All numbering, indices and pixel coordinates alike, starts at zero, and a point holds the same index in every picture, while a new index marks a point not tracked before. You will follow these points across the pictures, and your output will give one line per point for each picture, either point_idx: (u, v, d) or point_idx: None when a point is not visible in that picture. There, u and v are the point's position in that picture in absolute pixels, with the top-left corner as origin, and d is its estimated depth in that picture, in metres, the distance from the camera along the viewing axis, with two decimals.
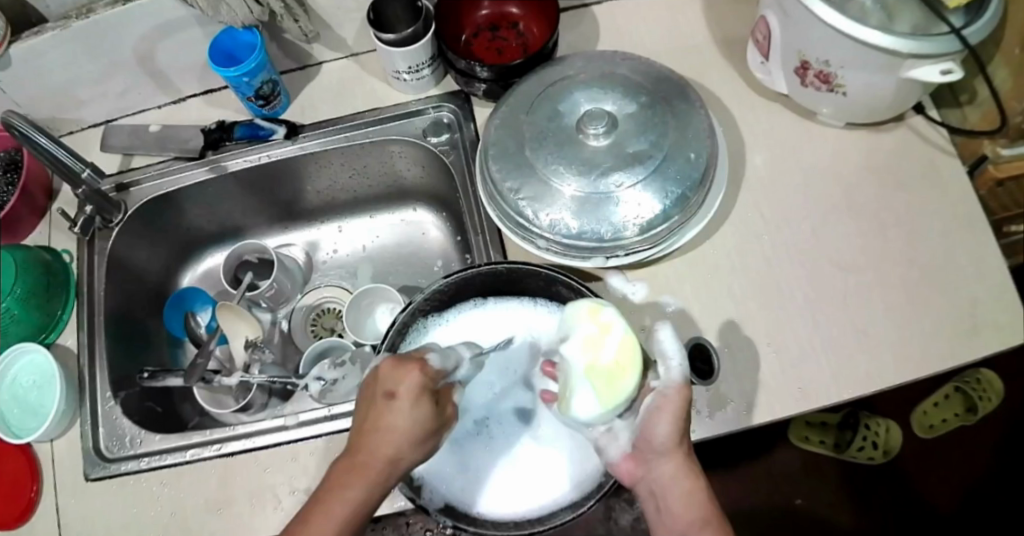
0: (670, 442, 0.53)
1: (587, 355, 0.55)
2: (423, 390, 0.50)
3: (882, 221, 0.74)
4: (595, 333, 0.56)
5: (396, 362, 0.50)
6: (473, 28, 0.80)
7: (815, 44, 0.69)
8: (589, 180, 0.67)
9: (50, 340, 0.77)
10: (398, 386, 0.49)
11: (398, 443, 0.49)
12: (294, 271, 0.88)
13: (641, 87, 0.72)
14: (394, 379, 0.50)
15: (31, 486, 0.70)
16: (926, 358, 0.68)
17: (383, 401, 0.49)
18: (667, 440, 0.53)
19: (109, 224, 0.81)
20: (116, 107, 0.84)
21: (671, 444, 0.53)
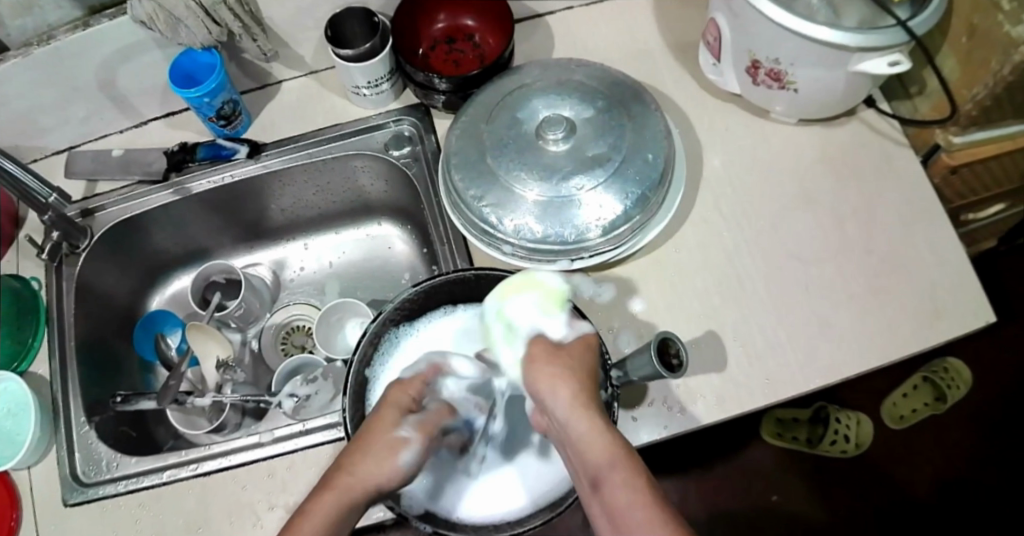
0: (548, 381, 0.54)
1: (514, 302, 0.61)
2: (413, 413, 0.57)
3: (839, 213, 0.75)
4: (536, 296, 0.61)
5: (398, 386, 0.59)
6: (430, 41, 0.81)
7: (765, 43, 0.70)
8: (550, 185, 0.68)
9: (23, 368, 0.77)
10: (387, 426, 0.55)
11: (383, 457, 0.53)
12: (262, 290, 0.88)
13: (598, 91, 0.73)
14: (387, 417, 0.55)
15: (11, 514, 0.70)
16: (887, 346, 0.69)
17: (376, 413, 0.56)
18: (545, 383, 0.54)
19: (76, 250, 0.80)
20: (79, 133, 0.84)
21: (556, 388, 0.54)
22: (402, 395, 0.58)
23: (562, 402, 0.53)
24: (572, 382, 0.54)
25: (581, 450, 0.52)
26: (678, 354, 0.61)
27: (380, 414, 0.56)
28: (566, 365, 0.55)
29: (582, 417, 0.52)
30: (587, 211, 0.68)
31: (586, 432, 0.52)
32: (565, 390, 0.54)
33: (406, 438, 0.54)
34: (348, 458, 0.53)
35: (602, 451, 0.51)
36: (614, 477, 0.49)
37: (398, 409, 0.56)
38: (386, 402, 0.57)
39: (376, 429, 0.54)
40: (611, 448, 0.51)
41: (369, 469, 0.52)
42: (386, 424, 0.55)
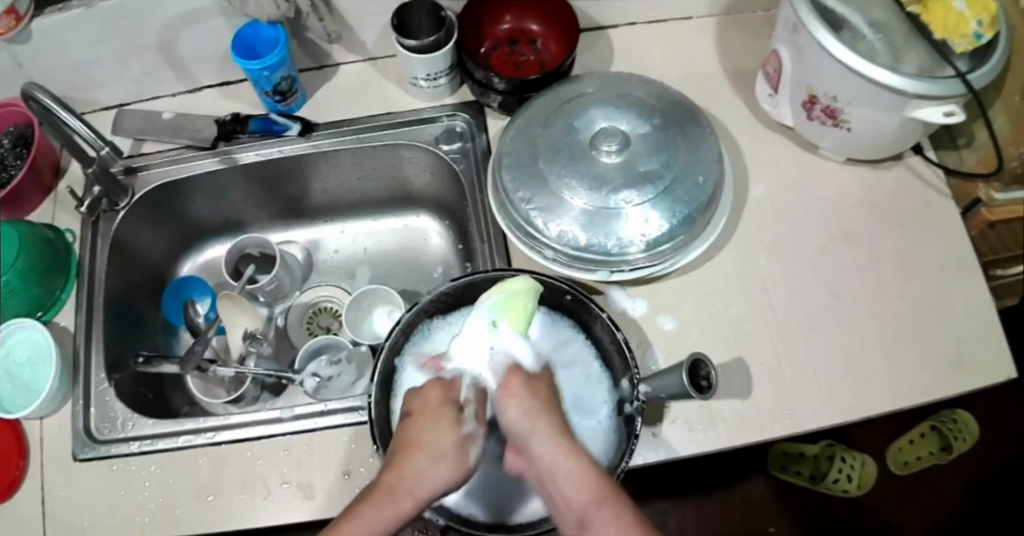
0: (528, 418, 0.53)
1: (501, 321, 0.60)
2: (445, 405, 0.56)
3: (878, 255, 0.76)
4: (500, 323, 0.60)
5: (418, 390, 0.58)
6: (493, 40, 0.82)
7: (824, 80, 0.71)
8: (599, 195, 0.68)
9: (47, 318, 0.77)
10: (442, 430, 0.54)
11: (422, 461, 0.51)
12: (294, 268, 0.89)
13: (655, 109, 0.73)
14: (441, 418, 0.54)
15: (16, 463, 0.70)
16: (915, 391, 0.69)
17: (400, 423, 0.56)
18: (523, 421, 0.53)
19: (114, 207, 0.81)
20: (132, 91, 0.85)
21: (530, 419, 0.53)
22: (447, 391, 0.56)
23: (545, 443, 0.51)
24: (550, 417, 0.53)
25: (568, 490, 0.49)
26: (709, 376, 0.61)
27: (430, 410, 0.55)
28: (539, 394, 0.55)
29: (566, 454, 0.50)
30: (631, 225, 0.68)
31: (573, 469, 0.50)
32: (545, 428, 0.52)
33: (467, 438, 0.54)
34: (404, 467, 0.51)
35: (589, 488, 0.48)
36: (604, 513, 0.47)
37: (451, 408, 0.55)
38: (435, 399, 0.56)
39: (434, 432, 0.53)
40: (598, 485, 0.49)
41: (428, 476, 0.51)
42: (447, 427, 0.54)
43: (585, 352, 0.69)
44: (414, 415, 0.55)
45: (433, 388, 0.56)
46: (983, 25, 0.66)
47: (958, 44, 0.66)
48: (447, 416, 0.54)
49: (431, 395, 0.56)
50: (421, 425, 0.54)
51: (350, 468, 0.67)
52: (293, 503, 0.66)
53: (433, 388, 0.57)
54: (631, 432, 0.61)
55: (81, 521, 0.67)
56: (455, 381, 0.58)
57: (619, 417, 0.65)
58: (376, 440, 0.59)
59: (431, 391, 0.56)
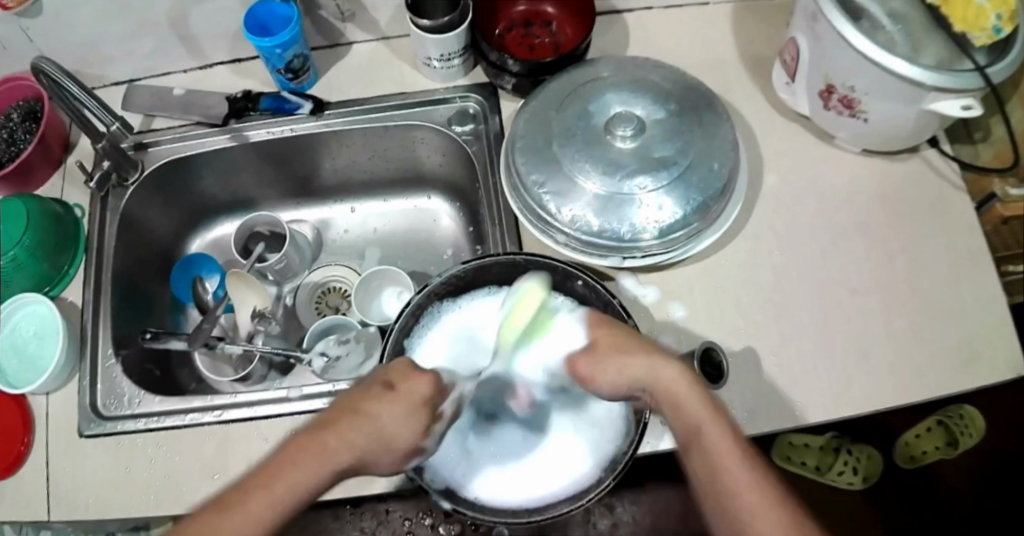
0: (620, 350, 0.50)
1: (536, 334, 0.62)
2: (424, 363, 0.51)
3: (891, 247, 0.75)
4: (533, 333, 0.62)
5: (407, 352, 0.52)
6: (508, 22, 0.81)
7: (842, 70, 0.70)
8: (613, 180, 0.68)
9: (54, 294, 0.77)
10: (410, 429, 0.46)
11: (392, 405, 0.46)
12: (304, 248, 0.88)
13: (670, 94, 0.72)
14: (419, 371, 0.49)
15: (21, 438, 0.70)
16: (924, 384, 0.69)
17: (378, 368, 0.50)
18: (612, 355, 0.50)
19: (123, 183, 0.80)
20: (143, 66, 0.84)
21: (623, 348, 0.50)
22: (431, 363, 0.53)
23: (645, 362, 0.49)
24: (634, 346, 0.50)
25: (675, 409, 0.46)
26: None
27: (404, 403, 0.47)
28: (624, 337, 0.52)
29: (670, 372, 0.48)
30: (644, 211, 0.68)
31: (679, 387, 0.47)
32: (640, 357, 0.49)
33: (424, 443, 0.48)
34: (366, 403, 0.46)
35: (699, 406, 0.46)
36: (716, 431, 0.45)
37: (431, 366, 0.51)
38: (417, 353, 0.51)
39: (399, 436, 0.46)
40: (704, 404, 0.46)
41: (389, 420, 0.46)
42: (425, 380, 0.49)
43: None
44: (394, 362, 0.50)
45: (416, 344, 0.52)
46: (1002, 18, 0.65)
47: (977, 36, 0.66)
48: (420, 422, 0.47)
49: (418, 382, 0.48)
50: (394, 412, 0.46)
51: None
52: None
53: (420, 378, 0.49)
54: (640, 419, 0.61)
55: (86, 496, 0.67)
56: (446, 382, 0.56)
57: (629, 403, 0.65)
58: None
59: (422, 379, 0.48)
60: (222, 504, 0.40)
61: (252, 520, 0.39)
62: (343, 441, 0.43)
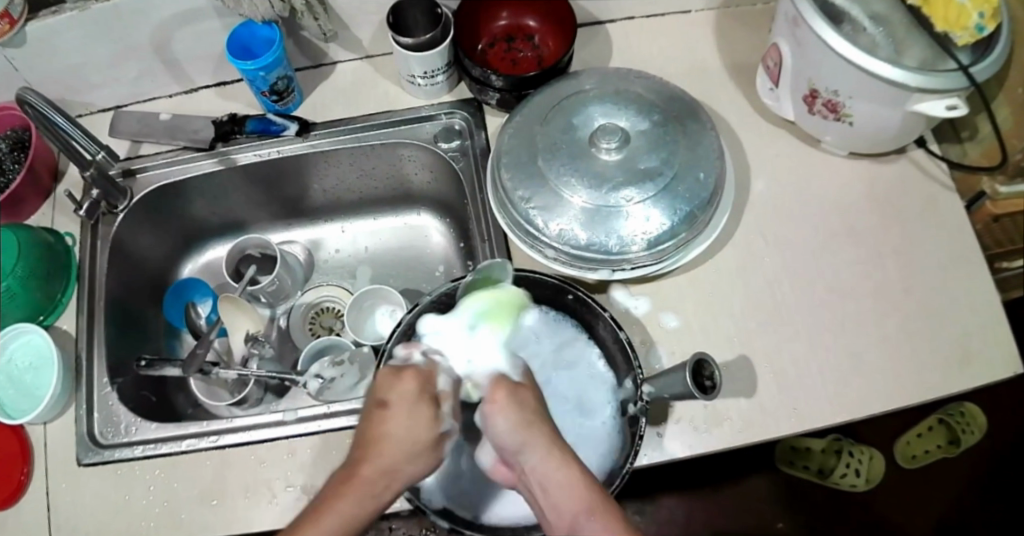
0: (518, 430, 0.47)
1: None
2: (421, 390, 0.49)
3: (881, 250, 0.75)
4: None
5: (395, 370, 0.50)
6: (490, 37, 0.81)
7: (826, 75, 0.70)
8: (599, 193, 0.68)
9: (48, 322, 0.77)
10: (422, 439, 0.47)
11: (403, 436, 0.47)
12: (295, 269, 0.88)
13: (655, 105, 0.73)
14: (416, 397, 0.48)
15: (20, 468, 0.70)
16: (919, 386, 0.69)
17: (377, 407, 0.48)
18: (513, 435, 0.47)
19: (114, 210, 0.81)
20: (129, 93, 0.84)
21: (522, 428, 0.47)
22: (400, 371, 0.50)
23: (536, 455, 0.47)
24: (543, 428, 0.48)
25: (559, 501, 0.46)
26: (712, 376, 0.61)
27: (411, 423, 0.47)
28: (527, 407, 0.49)
29: (558, 463, 0.46)
30: (632, 223, 0.68)
31: (563, 478, 0.46)
32: (536, 440, 0.47)
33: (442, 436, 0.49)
34: (379, 430, 0.47)
35: (582, 495, 0.45)
36: (594, 526, 0.44)
37: (430, 398, 0.49)
38: (408, 384, 0.49)
39: (415, 456, 0.47)
40: (587, 494, 0.45)
41: (403, 446, 0.46)
42: (421, 408, 0.48)
43: (588, 351, 0.70)
44: (388, 393, 0.48)
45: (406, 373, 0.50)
46: (983, 17, 0.65)
47: (960, 36, 0.65)
48: (426, 413, 0.48)
49: (404, 382, 0.49)
50: (401, 419, 0.47)
51: None
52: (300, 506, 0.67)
53: (409, 382, 0.49)
54: (635, 432, 0.61)
55: (86, 524, 0.68)
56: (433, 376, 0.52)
57: (621, 417, 0.65)
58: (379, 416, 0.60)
59: (406, 379, 0.49)
60: None
61: None
62: (377, 464, 0.45)
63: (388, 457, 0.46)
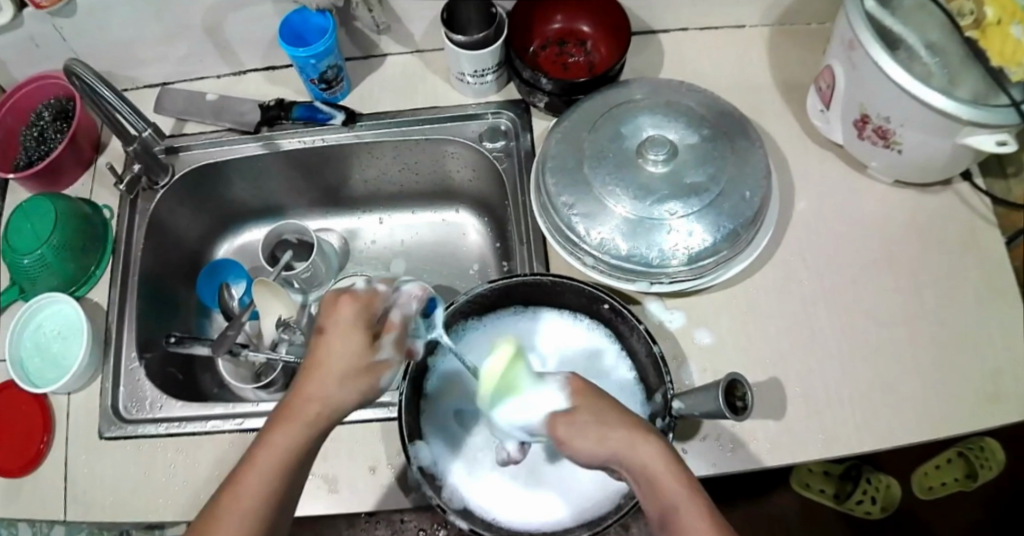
0: (598, 443, 0.46)
1: (501, 403, 0.50)
2: (356, 323, 0.48)
3: (920, 281, 0.75)
4: (496, 375, 0.50)
5: (332, 297, 0.49)
6: (543, 39, 0.81)
7: (878, 101, 0.70)
8: (643, 205, 0.67)
9: (79, 294, 0.77)
10: (354, 376, 0.47)
11: (334, 380, 0.47)
12: (330, 256, 0.88)
13: (705, 119, 0.72)
14: (353, 335, 0.47)
15: (41, 437, 0.70)
16: (947, 420, 0.68)
17: (314, 338, 0.48)
18: (598, 448, 0.46)
19: (153, 186, 0.81)
20: (177, 71, 0.84)
21: (602, 441, 0.46)
22: (347, 302, 0.48)
23: (641, 459, 0.45)
24: (620, 432, 0.46)
25: (648, 494, 0.46)
26: (745, 397, 0.60)
27: (347, 363, 0.47)
28: (601, 418, 0.47)
29: (642, 454, 0.46)
30: (674, 237, 0.67)
31: (654, 471, 0.45)
32: (615, 437, 0.46)
33: (384, 365, 0.49)
34: (312, 384, 0.46)
35: (675, 485, 0.45)
36: (688, 516, 0.44)
37: (365, 327, 0.48)
38: (348, 314, 0.48)
39: (346, 393, 0.47)
40: (681, 486, 0.45)
41: (338, 395, 0.47)
42: (359, 344, 0.47)
43: (620, 362, 0.69)
44: (324, 331, 0.48)
45: (345, 303, 0.48)
46: None
47: (1014, 72, 0.63)
48: (361, 337, 0.48)
49: (344, 308, 0.48)
50: (334, 345, 0.47)
51: (377, 464, 0.68)
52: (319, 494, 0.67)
53: (346, 313, 0.48)
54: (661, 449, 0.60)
55: (105, 497, 0.68)
56: (374, 298, 0.49)
57: None
58: (399, 405, 0.62)
59: (342, 303, 0.48)
60: (220, 511, 0.44)
61: (243, 507, 0.44)
62: (308, 394, 0.46)
63: (321, 386, 0.46)
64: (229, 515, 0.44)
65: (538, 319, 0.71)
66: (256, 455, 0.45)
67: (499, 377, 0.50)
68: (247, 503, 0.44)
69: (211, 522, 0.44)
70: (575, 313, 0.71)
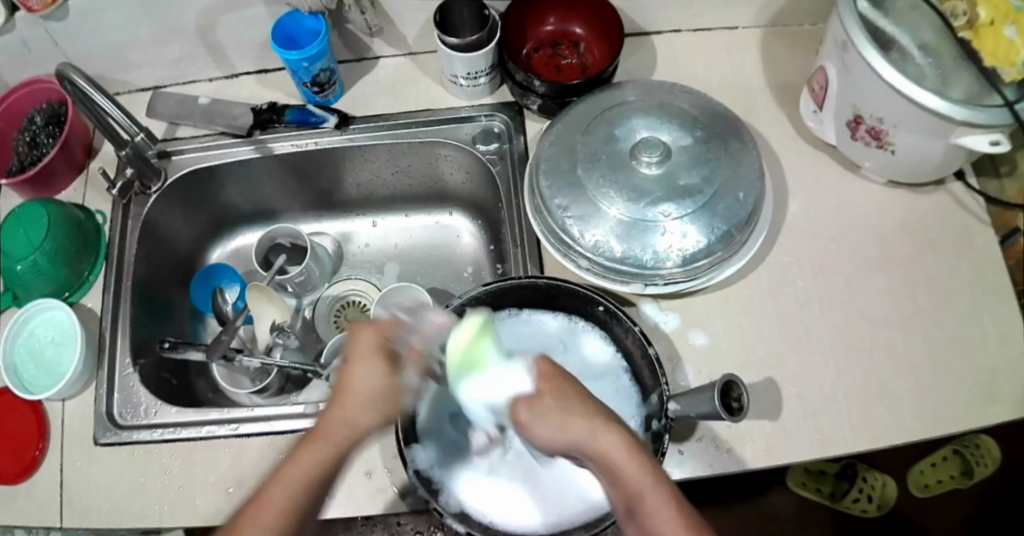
0: (557, 431, 0.45)
1: (466, 378, 0.45)
2: (382, 351, 0.47)
3: (914, 281, 0.75)
4: (460, 351, 0.45)
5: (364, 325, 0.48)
6: (535, 41, 0.81)
7: (870, 101, 0.70)
8: (637, 207, 0.67)
9: (72, 300, 0.77)
10: (382, 398, 0.47)
11: (360, 411, 0.47)
12: (325, 262, 0.88)
13: (698, 120, 0.72)
14: (378, 363, 0.47)
15: (36, 444, 0.70)
16: (943, 420, 0.68)
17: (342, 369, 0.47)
18: (558, 435, 0.45)
19: (147, 191, 0.81)
20: (168, 75, 0.84)
21: (564, 431, 0.45)
22: (380, 332, 0.47)
23: (607, 445, 0.45)
24: (581, 420, 0.45)
25: (613, 481, 0.47)
26: (740, 398, 0.59)
27: (377, 390, 0.47)
28: (564, 406, 0.46)
29: (605, 442, 0.45)
30: (668, 239, 0.67)
31: (620, 461, 0.45)
32: (578, 426, 0.45)
33: (406, 387, 0.48)
34: (338, 415, 0.47)
35: (637, 474, 0.45)
36: (652, 506, 0.46)
37: (389, 353, 0.47)
38: (370, 343, 0.47)
39: (365, 420, 0.47)
40: (644, 476, 0.45)
41: (359, 424, 0.47)
42: (384, 373, 0.47)
43: (614, 364, 0.68)
44: (350, 361, 0.47)
45: (366, 329, 0.47)
46: None
47: (1008, 72, 0.63)
48: (383, 366, 0.47)
49: (364, 338, 0.47)
50: (357, 376, 0.47)
51: (374, 468, 0.68)
52: None
53: (367, 338, 0.47)
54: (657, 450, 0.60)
55: (100, 504, 0.67)
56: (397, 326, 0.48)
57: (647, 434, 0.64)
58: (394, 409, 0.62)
59: (363, 334, 0.47)
60: (243, 526, 0.45)
61: (264, 527, 0.45)
62: (333, 421, 0.47)
63: (348, 416, 0.47)
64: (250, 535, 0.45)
65: (539, 324, 0.70)
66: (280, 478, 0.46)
67: (463, 351, 0.45)
68: (266, 523, 0.45)
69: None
70: (569, 316, 0.71)
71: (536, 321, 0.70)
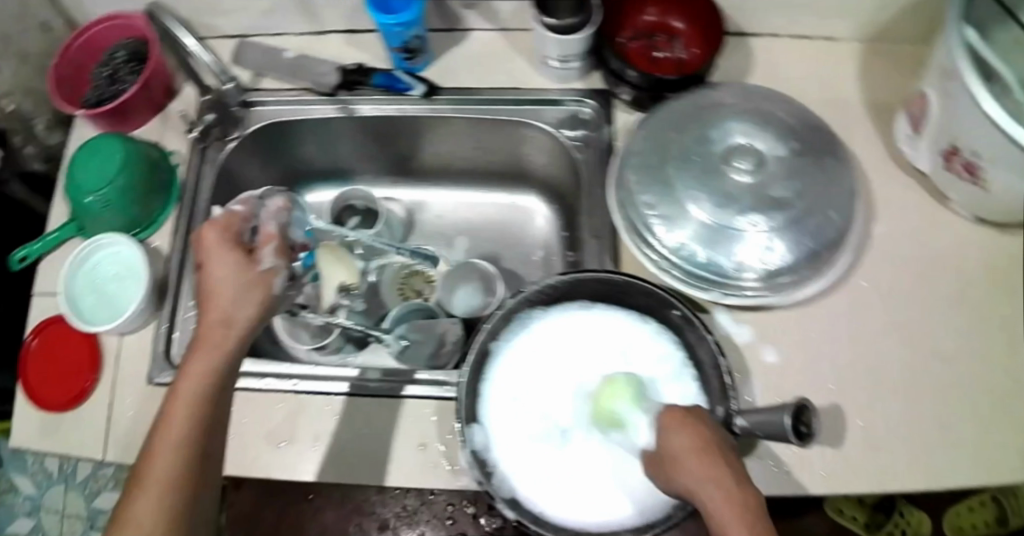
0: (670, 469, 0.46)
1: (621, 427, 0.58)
2: (225, 243, 0.54)
3: (993, 323, 0.73)
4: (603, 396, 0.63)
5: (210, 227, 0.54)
6: (633, 30, 0.79)
7: (966, 135, 0.66)
8: (724, 213, 0.67)
9: (140, 237, 0.77)
10: (236, 285, 0.52)
11: (231, 301, 0.51)
12: (395, 227, 0.88)
13: (794, 131, 0.70)
14: (228, 252, 0.53)
15: (88, 375, 0.71)
16: (1007, 469, 0.67)
17: (199, 270, 0.53)
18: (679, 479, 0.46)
19: (226, 137, 0.80)
20: (256, 24, 0.83)
21: (675, 468, 0.45)
22: (222, 225, 0.55)
23: (696, 481, 0.43)
24: (690, 458, 0.45)
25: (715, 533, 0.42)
26: (811, 422, 0.56)
27: (234, 280, 0.52)
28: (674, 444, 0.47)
29: (702, 476, 0.43)
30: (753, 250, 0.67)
31: (710, 498, 0.42)
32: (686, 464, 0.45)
33: (269, 272, 0.54)
34: (208, 312, 0.51)
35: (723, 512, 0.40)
36: None
37: (235, 245, 0.54)
38: (213, 238, 0.54)
39: (240, 313, 0.52)
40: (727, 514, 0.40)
41: (239, 314, 0.51)
42: (235, 261, 0.53)
43: (683, 369, 0.67)
44: (203, 263, 0.53)
45: (210, 227, 0.54)
46: None
47: None
48: (232, 255, 0.53)
49: (209, 235, 0.54)
50: (216, 271, 0.52)
51: (428, 442, 0.68)
52: (367, 464, 0.67)
53: (215, 239, 0.54)
54: None
55: None
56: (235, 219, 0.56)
57: None
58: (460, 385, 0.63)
59: (207, 231, 0.54)
60: (163, 433, 0.48)
61: (175, 438, 0.48)
62: (207, 320, 0.51)
63: (220, 311, 0.51)
64: (164, 442, 0.48)
65: (604, 327, 0.70)
66: (177, 392, 0.49)
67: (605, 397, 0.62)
68: (176, 435, 0.48)
69: (151, 451, 0.48)
70: (642, 315, 0.70)
71: (601, 324, 0.71)
